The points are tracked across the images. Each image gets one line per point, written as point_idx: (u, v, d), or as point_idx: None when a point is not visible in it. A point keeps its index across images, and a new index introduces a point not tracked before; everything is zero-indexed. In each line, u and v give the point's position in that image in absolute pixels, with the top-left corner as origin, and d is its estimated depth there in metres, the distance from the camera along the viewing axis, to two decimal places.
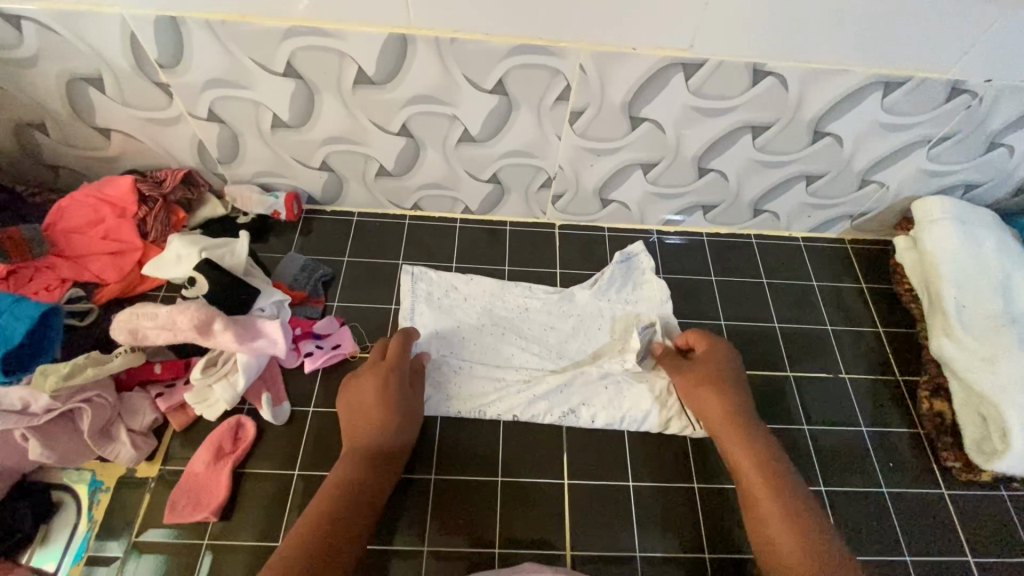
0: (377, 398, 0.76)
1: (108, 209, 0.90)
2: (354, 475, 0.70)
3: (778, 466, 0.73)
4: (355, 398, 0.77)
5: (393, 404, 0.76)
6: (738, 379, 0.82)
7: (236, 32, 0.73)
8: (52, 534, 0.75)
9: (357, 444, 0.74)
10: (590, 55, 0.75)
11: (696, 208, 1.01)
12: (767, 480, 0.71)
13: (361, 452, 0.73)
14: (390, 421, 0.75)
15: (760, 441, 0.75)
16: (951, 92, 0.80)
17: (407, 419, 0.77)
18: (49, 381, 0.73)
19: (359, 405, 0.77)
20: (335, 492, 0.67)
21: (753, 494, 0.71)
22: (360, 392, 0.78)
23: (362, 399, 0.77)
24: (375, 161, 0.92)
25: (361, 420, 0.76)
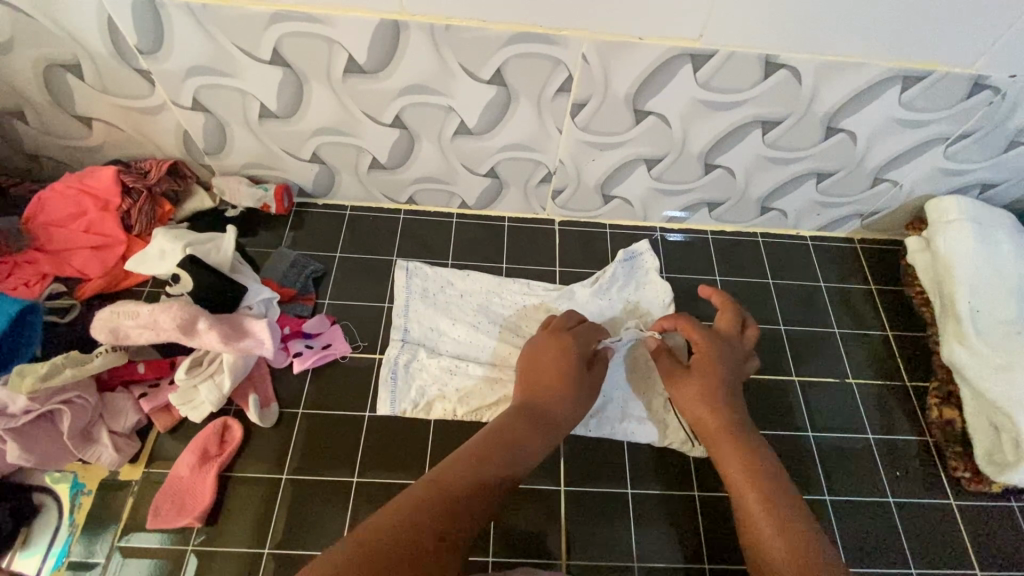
0: (561, 363, 0.73)
1: (90, 201, 0.87)
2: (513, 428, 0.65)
3: (764, 462, 0.67)
4: (534, 360, 0.74)
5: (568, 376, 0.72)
6: (734, 371, 0.76)
7: (218, 17, 0.69)
8: (33, 537, 0.72)
9: (523, 401, 0.70)
10: (594, 45, 0.71)
11: (701, 205, 0.98)
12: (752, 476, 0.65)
13: (526, 410, 0.68)
14: (574, 381, 0.72)
15: (751, 438, 0.70)
16: (973, 88, 0.76)
17: (588, 387, 0.73)
18: (26, 383, 0.70)
19: (535, 367, 0.73)
20: (478, 450, 0.61)
21: (738, 489, 0.65)
22: (538, 357, 0.74)
23: (541, 363, 0.73)
24: (368, 153, 0.88)
25: (539, 383, 0.71)
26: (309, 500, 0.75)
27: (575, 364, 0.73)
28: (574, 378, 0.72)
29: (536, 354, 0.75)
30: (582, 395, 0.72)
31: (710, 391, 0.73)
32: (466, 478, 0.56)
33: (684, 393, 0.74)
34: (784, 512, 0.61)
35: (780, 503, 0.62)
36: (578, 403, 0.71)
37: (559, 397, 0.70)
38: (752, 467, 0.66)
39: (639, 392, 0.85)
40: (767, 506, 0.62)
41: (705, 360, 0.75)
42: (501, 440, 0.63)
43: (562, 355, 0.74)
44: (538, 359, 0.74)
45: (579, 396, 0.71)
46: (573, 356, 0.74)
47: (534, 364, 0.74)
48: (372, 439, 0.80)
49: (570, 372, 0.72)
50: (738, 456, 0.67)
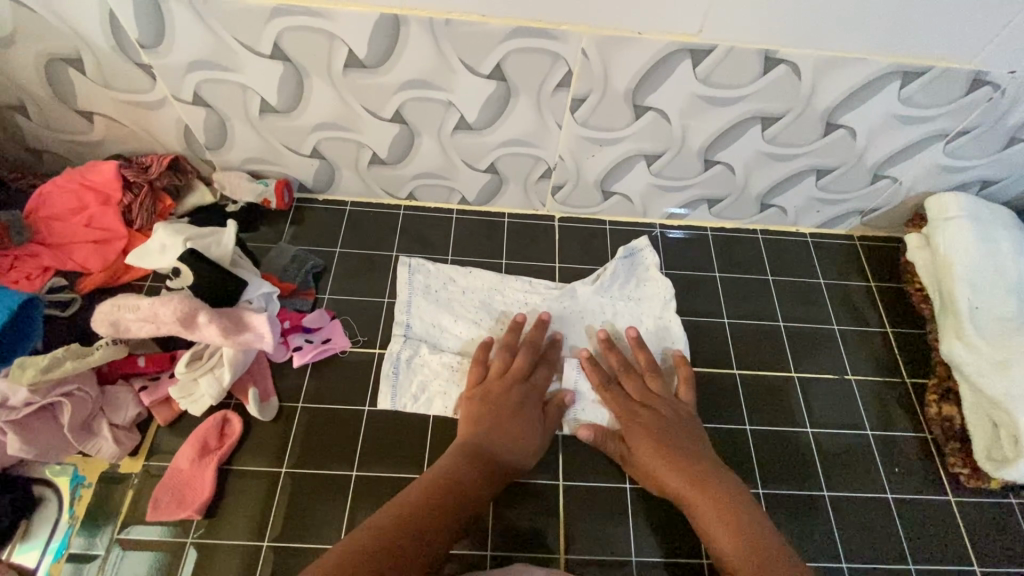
0: (507, 408, 0.77)
1: (91, 195, 0.87)
2: (460, 474, 0.68)
3: (726, 491, 0.70)
4: (487, 403, 0.77)
5: (518, 420, 0.76)
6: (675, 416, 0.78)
7: (219, 10, 0.69)
8: (34, 529, 0.73)
9: (475, 445, 0.73)
10: (593, 40, 0.71)
11: (701, 202, 0.98)
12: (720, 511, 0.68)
13: (475, 458, 0.71)
14: (521, 417, 0.77)
15: (711, 471, 0.72)
16: (972, 84, 0.76)
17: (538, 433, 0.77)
18: (26, 375, 0.70)
19: (485, 410, 0.77)
20: (420, 500, 0.64)
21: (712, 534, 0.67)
22: (493, 400, 0.78)
23: (497, 400, 0.78)
24: (368, 149, 0.88)
25: (490, 424, 0.75)
26: (309, 494, 0.75)
27: (525, 408, 0.78)
28: (528, 422, 0.77)
29: (495, 399, 0.78)
30: (529, 431, 0.77)
31: (656, 443, 0.75)
32: (408, 530, 0.60)
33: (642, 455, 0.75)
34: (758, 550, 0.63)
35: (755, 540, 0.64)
36: (526, 438, 0.76)
37: (506, 441, 0.74)
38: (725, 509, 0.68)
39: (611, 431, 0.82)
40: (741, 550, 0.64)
41: (647, 421, 0.77)
42: (450, 488, 0.66)
43: (512, 392, 0.78)
44: (491, 403, 0.77)
45: (531, 444, 0.76)
46: (519, 399, 0.78)
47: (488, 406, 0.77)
48: (371, 434, 0.80)
49: (523, 418, 0.77)
50: (705, 498, 0.69)
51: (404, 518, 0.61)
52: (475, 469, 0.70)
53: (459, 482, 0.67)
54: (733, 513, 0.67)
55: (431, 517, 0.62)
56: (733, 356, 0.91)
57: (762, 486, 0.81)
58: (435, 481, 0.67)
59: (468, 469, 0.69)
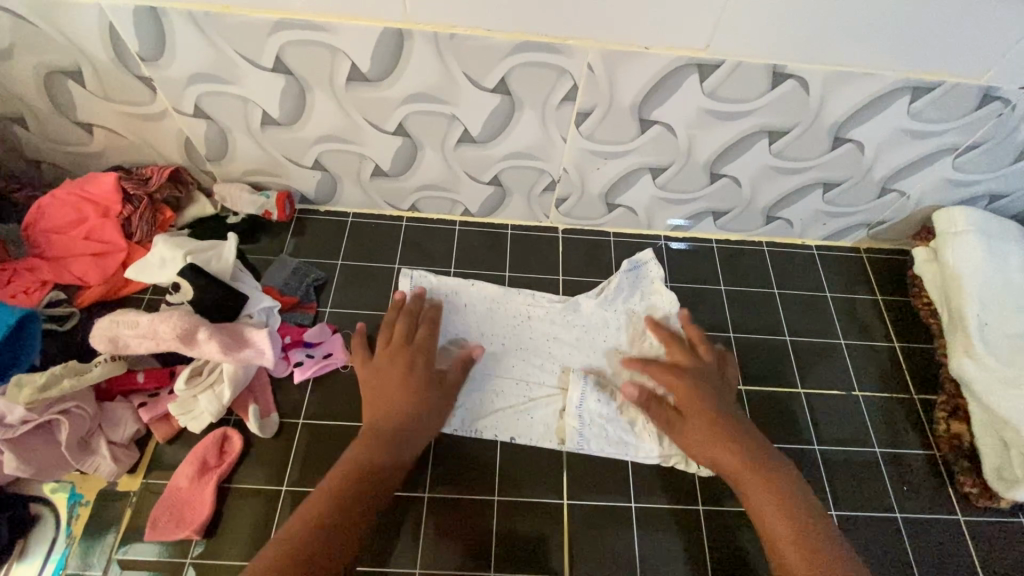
0: (399, 378, 0.75)
1: (90, 207, 0.87)
2: (369, 456, 0.67)
3: (785, 482, 0.68)
4: (378, 380, 0.75)
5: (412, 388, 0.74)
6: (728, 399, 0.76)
7: (221, 24, 0.68)
8: (30, 548, 0.72)
9: (378, 423, 0.71)
10: (599, 54, 0.70)
11: (705, 215, 0.97)
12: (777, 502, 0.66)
13: (381, 436, 0.70)
14: (415, 382, 0.75)
15: (761, 454, 0.71)
16: (983, 99, 0.75)
17: (434, 394, 0.75)
18: (24, 394, 0.70)
19: (376, 385, 0.75)
20: (341, 485, 0.64)
21: (756, 511, 0.67)
22: (382, 374, 0.76)
23: (386, 376, 0.75)
24: (370, 161, 0.87)
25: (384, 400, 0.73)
26: None
27: (419, 374, 0.75)
28: (416, 383, 0.74)
29: (382, 372, 0.76)
30: (430, 398, 0.74)
31: (713, 430, 0.73)
32: (334, 518, 0.61)
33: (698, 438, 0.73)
34: (814, 540, 0.63)
35: (804, 525, 0.64)
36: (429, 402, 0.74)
37: (402, 408, 0.72)
38: (775, 491, 0.67)
39: (618, 447, 0.81)
40: (791, 531, 0.64)
41: (696, 401, 0.75)
42: (364, 470, 0.66)
43: (401, 361, 0.76)
44: (380, 378, 0.75)
45: (429, 405, 0.74)
46: (413, 366, 0.76)
47: (380, 383, 0.75)
48: None
49: (413, 382, 0.74)
50: (762, 488, 0.68)
51: (326, 505, 0.62)
52: (381, 447, 0.68)
53: (371, 467, 0.66)
54: (792, 509, 0.65)
55: (347, 504, 0.62)
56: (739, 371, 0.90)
57: None
58: (350, 465, 0.66)
59: (376, 449, 0.68)
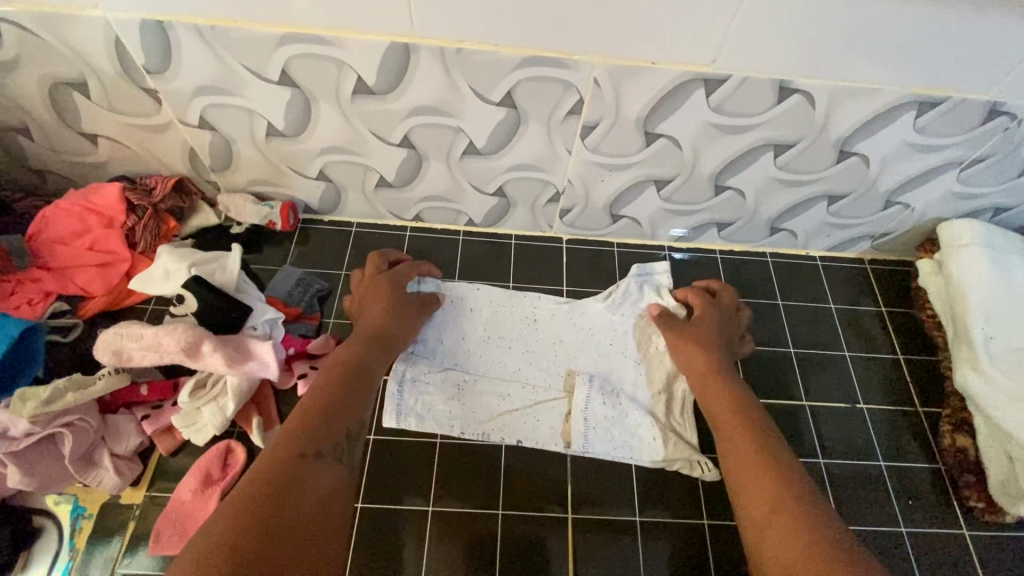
0: (377, 297, 0.83)
1: (95, 217, 0.86)
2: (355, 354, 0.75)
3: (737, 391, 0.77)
4: (360, 303, 0.84)
5: (389, 304, 0.83)
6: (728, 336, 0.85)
7: (226, 37, 0.68)
8: (33, 561, 0.71)
9: (360, 332, 0.79)
10: (605, 69, 0.70)
11: (710, 226, 0.97)
12: (732, 404, 0.75)
13: (362, 342, 0.77)
14: (391, 298, 0.84)
15: (728, 378, 0.79)
16: (989, 114, 0.75)
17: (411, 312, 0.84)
18: (27, 407, 0.69)
19: (366, 303, 0.84)
20: (330, 374, 0.71)
21: (727, 434, 0.72)
22: (371, 293, 0.85)
23: (367, 298, 0.84)
24: (375, 172, 0.87)
25: (364, 315, 0.82)
26: None
27: (394, 292, 0.84)
28: (392, 299, 0.83)
29: (371, 293, 0.85)
30: (403, 312, 0.83)
31: (700, 343, 0.83)
32: (330, 399, 0.67)
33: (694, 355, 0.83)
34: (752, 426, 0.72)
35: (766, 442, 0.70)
36: (403, 317, 0.83)
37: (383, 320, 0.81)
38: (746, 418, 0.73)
39: (624, 453, 0.81)
40: (753, 446, 0.69)
41: (703, 321, 0.85)
42: (352, 366, 0.73)
43: (380, 282, 0.85)
44: (370, 295, 0.84)
45: (406, 321, 0.83)
46: (388, 285, 0.85)
47: (361, 304, 0.84)
48: (376, 464, 0.79)
49: (393, 300, 0.83)
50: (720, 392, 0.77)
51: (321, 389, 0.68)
52: (365, 347, 0.76)
53: (358, 362, 0.74)
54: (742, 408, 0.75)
55: (345, 388, 0.69)
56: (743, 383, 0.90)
57: None
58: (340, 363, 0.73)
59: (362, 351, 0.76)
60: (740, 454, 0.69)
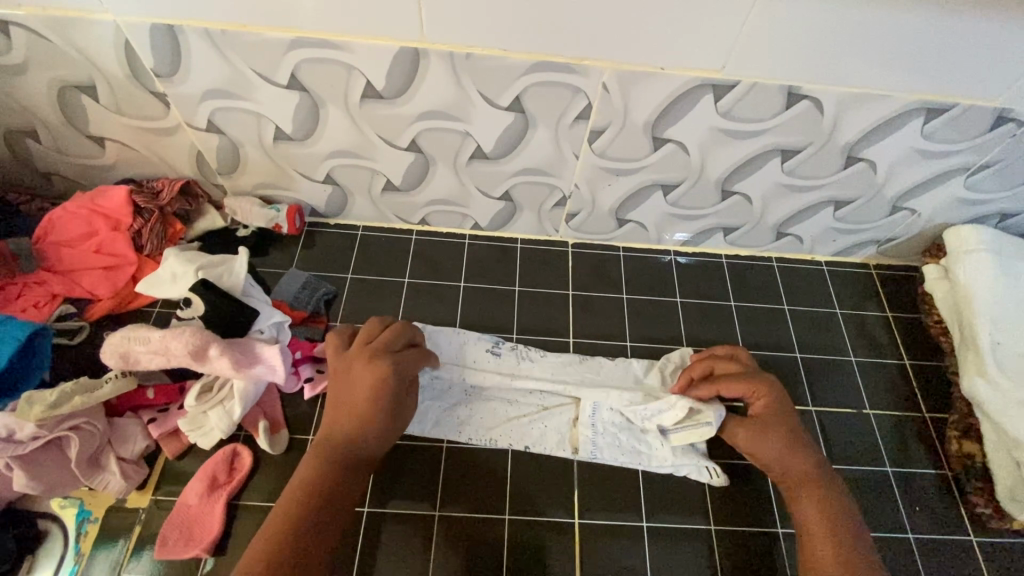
0: (366, 394, 0.67)
1: (102, 220, 0.86)
2: (322, 476, 0.62)
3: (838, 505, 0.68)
4: (344, 388, 0.69)
5: (380, 407, 0.67)
6: (796, 421, 0.75)
7: (236, 42, 0.69)
8: (38, 565, 0.71)
9: (333, 437, 0.66)
10: (614, 74, 0.70)
11: (716, 231, 0.97)
12: (826, 524, 0.67)
13: (332, 458, 0.64)
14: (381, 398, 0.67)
15: (830, 489, 0.70)
16: (996, 121, 0.75)
17: (397, 415, 0.69)
18: (34, 411, 0.69)
19: (342, 390, 0.69)
20: (299, 499, 0.60)
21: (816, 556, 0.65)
22: (350, 378, 0.69)
23: (353, 388, 0.68)
24: (382, 176, 0.87)
25: (346, 412, 0.67)
26: None
27: (388, 392, 0.68)
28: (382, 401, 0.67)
29: (350, 378, 0.69)
30: (389, 420, 0.68)
31: (786, 446, 0.72)
32: (288, 537, 0.56)
33: (757, 440, 0.74)
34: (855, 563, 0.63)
35: (852, 553, 0.64)
36: (388, 428, 0.68)
37: (363, 426, 0.66)
38: (829, 521, 0.67)
39: (631, 459, 0.80)
40: None
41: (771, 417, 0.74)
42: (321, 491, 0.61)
43: (373, 372, 0.69)
44: (348, 381, 0.69)
45: (390, 427, 0.68)
46: (387, 378, 0.69)
47: (346, 392, 0.69)
48: (383, 467, 0.78)
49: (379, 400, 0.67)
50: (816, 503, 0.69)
51: (280, 538, 0.56)
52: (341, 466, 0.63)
53: (331, 486, 0.61)
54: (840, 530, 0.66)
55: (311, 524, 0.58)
56: None
57: (781, 526, 0.78)
58: (305, 489, 0.61)
59: (331, 472, 0.63)
60: None
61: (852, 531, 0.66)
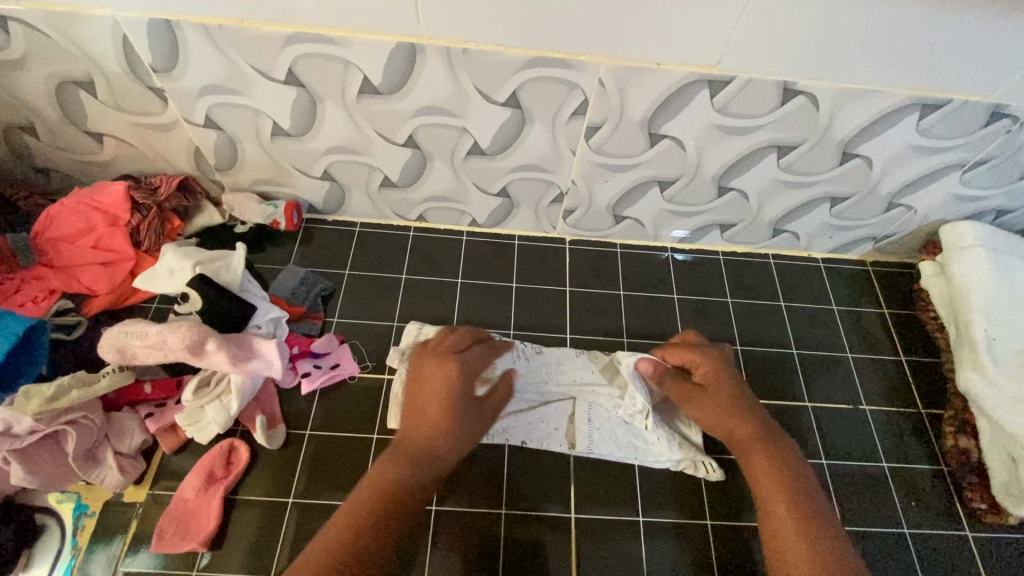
0: (439, 394, 0.68)
1: (100, 216, 0.87)
2: (396, 474, 0.61)
3: (790, 467, 0.69)
4: (419, 389, 0.70)
5: (451, 408, 0.67)
6: (740, 386, 0.77)
7: (233, 37, 0.69)
8: (36, 558, 0.71)
9: (407, 436, 0.66)
10: (610, 69, 0.71)
11: (712, 227, 0.97)
12: (782, 486, 0.67)
13: (409, 454, 0.63)
14: (456, 399, 0.68)
15: (781, 451, 0.70)
16: (992, 116, 0.75)
17: (473, 419, 0.69)
18: (32, 404, 0.69)
19: (417, 390, 0.70)
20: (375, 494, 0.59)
21: (772, 521, 0.64)
22: (422, 380, 0.70)
23: (425, 387, 0.69)
24: (379, 172, 0.87)
25: (420, 412, 0.67)
26: (317, 523, 0.74)
27: (461, 394, 0.69)
28: (455, 401, 0.68)
29: (423, 379, 0.70)
30: (464, 424, 0.67)
31: (732, 411, 0.74)
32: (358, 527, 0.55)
33: (704, 408, 0.75)
34: (808, 524, 0.63)
35: (804, 506, 0.65)
36: (463, 433, 0.67)
37: (437, 426, 0.66)
38: (780, 476, 0.68)
39: (629, 455, 0.80)
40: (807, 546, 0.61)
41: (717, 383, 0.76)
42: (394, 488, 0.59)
43: (445, 373, 0.70)
44: (421, 382, 0.70)
45: (465, 430, 0.67)
46: (456, 379, 0.70)
47: (420, 391, 0.69)
48: None
49: (452, 399, 0.68)
50: (766, 467, 0.69)
51: (348, 527, 0.55)
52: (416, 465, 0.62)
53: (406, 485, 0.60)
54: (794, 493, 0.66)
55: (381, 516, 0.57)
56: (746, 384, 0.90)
57: None
58: (374, 491, 0.59)
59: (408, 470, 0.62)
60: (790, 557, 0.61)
61: (807, 493, 0.66)
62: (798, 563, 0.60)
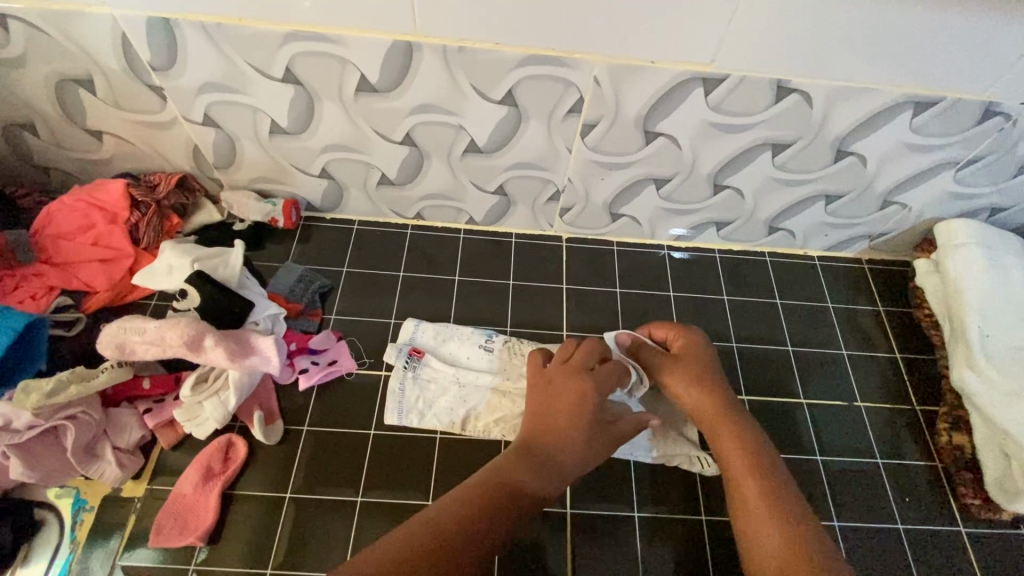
0: (569, 404, 0.70)
1: (99, 213, 0.87)
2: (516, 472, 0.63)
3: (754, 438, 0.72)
4: (548, 397, 0.71)
5: (580, 417, 0.69)
6: (712, 362, 0.80)
7: (231, 35, 0.69)
8: (35, 553, 0.72)
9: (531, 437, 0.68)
10: (606, 67, 0.71)
11: (709, 225, 0.97)
12: (745, 455, 0.70)
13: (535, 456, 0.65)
14: (585, 410, 0.70)
15: (743, 423, 0.73)
16: (985, 114, 0.76)
17: (603, 435, 0.69)
18: (31, 399, 0.69)
19: (546, 397, 0.71)
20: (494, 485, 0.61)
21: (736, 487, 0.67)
22: (552, 388, 0.72)
23: (557, 396, 0.71)
24: (376, 169, 0.88)
25: (549, 419, 0.69)
26: (314, 518, 0.74)
27: (591, 406, 0.70)
28: (584, 412, 0.69)
29: (553, 390, 0.71)
30: (590, 438, 0.68)
31: (701, 385, 0.77)
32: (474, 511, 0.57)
33: (675, 380, 0.78)
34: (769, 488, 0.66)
35: (764, 472, 0.68)
36: (590, 446, 0.68)
37: (565, 432, 0.68)
38: (745, 446, 0.71)
39: (623, 451, 0.81)
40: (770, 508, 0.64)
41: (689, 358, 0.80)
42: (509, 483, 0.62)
43: (579, 384, 0.71)
44: (552, 390, 0.72)
45: (592, 441, 0.68)
46: (591, 391, 0.71)
47: (552, 399, 0.71)
48: (377, 458, 0.79)
49: (580, 410, 0.69)
50: (731, 437, 0.72)
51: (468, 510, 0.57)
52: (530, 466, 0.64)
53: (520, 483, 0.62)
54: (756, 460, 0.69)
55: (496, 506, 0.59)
56: (742, 380, 0.91)
57: None
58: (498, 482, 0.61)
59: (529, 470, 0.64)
60: (754, 520, 0.64)
61: (769, 461, 0.69)
62: (764, 527, 0.63)
